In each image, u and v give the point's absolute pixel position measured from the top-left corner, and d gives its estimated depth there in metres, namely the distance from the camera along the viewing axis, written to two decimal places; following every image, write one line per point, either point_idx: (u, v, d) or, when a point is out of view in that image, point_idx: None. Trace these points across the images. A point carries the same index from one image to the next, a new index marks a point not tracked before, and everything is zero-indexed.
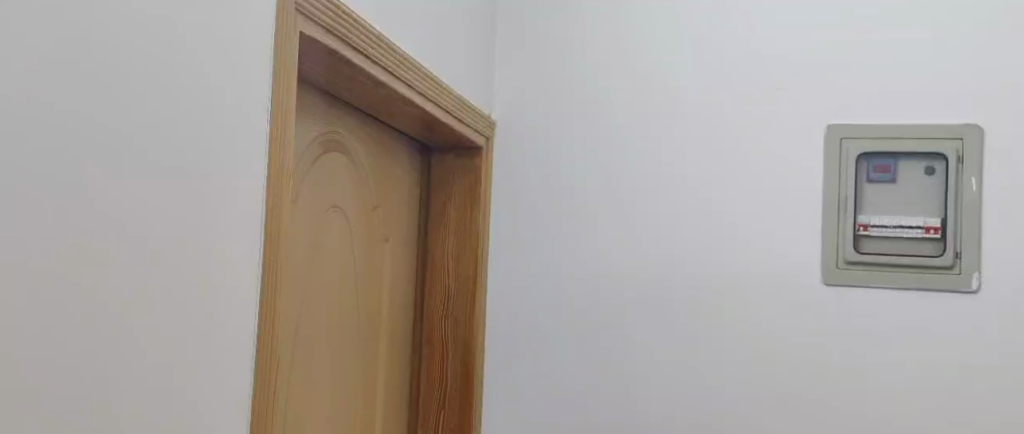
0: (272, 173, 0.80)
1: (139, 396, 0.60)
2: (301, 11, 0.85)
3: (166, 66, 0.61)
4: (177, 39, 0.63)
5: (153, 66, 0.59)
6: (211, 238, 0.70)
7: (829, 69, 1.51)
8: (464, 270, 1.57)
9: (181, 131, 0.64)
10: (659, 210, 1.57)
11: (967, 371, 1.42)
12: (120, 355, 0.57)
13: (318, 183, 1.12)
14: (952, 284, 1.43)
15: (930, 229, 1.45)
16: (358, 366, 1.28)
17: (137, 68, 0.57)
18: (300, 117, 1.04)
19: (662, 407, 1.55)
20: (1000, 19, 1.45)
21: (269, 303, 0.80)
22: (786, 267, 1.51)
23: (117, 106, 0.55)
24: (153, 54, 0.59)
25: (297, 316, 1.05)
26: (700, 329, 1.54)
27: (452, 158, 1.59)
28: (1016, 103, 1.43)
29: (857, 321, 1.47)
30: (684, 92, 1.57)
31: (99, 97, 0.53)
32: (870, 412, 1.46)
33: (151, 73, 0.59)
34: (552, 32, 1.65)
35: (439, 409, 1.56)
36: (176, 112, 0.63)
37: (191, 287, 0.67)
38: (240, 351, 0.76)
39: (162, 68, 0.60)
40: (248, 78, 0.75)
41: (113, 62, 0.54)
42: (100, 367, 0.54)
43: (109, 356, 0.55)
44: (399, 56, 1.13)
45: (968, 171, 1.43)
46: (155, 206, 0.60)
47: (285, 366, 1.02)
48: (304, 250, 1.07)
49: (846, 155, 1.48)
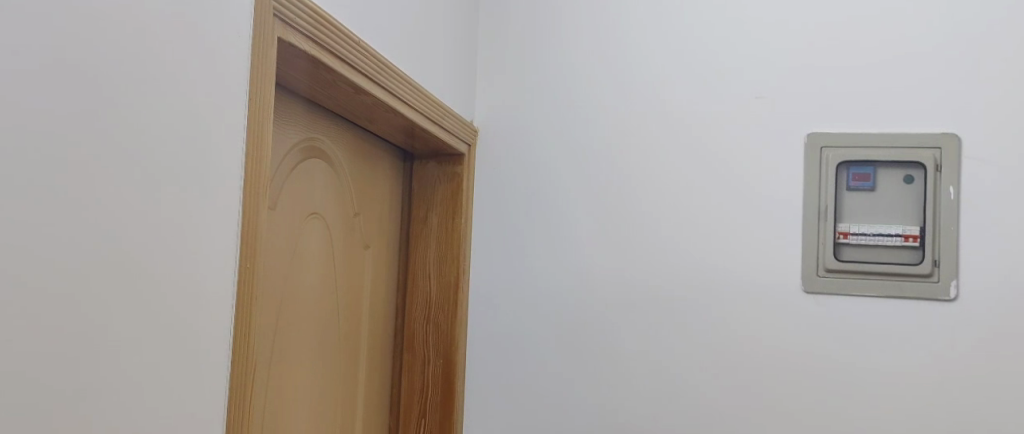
0: (249, 181, 0.79)
1: (107, 405, 0.59)
2: (279, 15, 0.84)
3: (136, 72, 0.60)
4: (149, 42, 0.62)
5: (126, 69, 0.59)
6: (184, 243, 0.69)
7: (810, 76, 1.52)
8: (445, 277, 1.56)
9: (154, 134, 0.63)
10: (642, 214, 1.57)
11: (945, 378, 1.43)
12: (86, 361, 0.56)
13: (296, 189, 1.10)
14: (931, 293, 1.44)
15: (908, 238, 1.46)
16: (337, 375, 1.27)
17: (105, 74, 0.57)
18: (279, 123, 1.03)
19: (645, 414, 1.54)
20: (977, 28, 1.46)
21: (244, 313, 0.79)
22: (767, 273, 1.51)
23: (84, 112, 0.54)
24: (124, 56, 0.59)
25: (274, 322, 1.04)
26: (681, 336, 1.54)
27: (434, 166, 1.58)
28: (992, 112, 1.45)
29: (836, 328, 1.48)
30: (669, 96, 1.58)
31: (67, 99, 0.52)
32: (850, 418, 1.46)
33: (120, 78, 0.58)
34: (536, 38, 1.65)
35: (420, 418, 1.55)
36: (147, 118, 0.62)
37: (166, 292, 0.66)
38: (215, 360, 0.74)
39: (132, 72, 0.60)
40: (226, 83, 0.74)
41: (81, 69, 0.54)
42: (63, 372, 0.53)
43: (71, 363, 0.54)
44: (379, 63, 1.12)
45: (947, 180, 1.45)
46: (122, 208, 0.59)
47: (262, 371, 1.00)
48: (283, 256, 1.06)
49: (826, 163, 1.49)
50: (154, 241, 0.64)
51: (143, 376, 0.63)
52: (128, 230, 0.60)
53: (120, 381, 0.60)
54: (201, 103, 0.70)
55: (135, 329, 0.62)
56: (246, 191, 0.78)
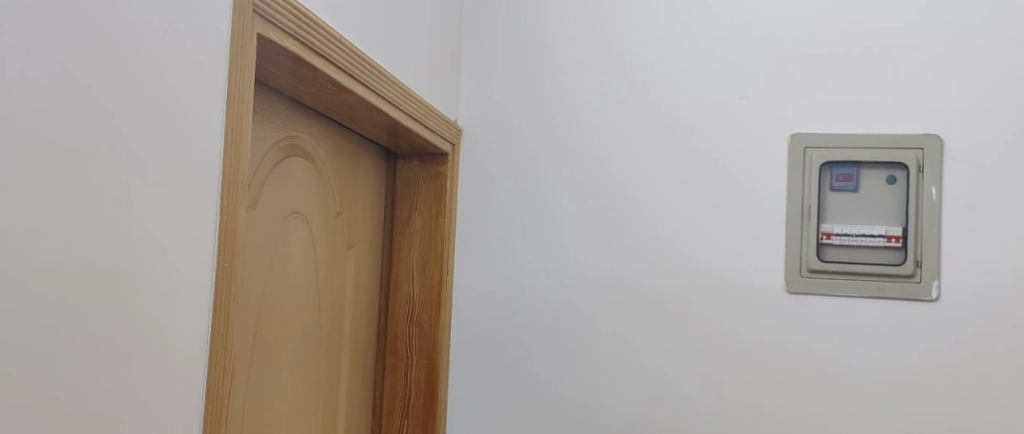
0: (227, 181, 0.77)
1: (77, 406, 0.57)
2: (260, 13, 0.83)
3: (109, 67, 0.59)
4: (122, 37, 0.61)
5: (99, 65, 0.58)
6: (159, 241, 0.67)
7: (795, 77, 1.53)
8: (428, 277, 1.55)
9: (128, 132, 0.62)
10: (627, 213, 1.57)
11: (926, 376, 1.44)
12: (58, 360, 0.55)
13: (278, 189, 1.09)
14: (912, 293, 1.44)
15: (891, 238, 1.47)
16: (318, 377, 1.25)
17: (75, 69, 0.55)
18: (259, 121, 1.01)
19: (628, 413, 1.54)
20: (961, 29, 1.47)
21: (223, 314, 0.77)
22: (751, 273, 1.51)
23: (56, 108, 0.53)
24: (99, 52, 0.58)
25: (253, 323, 1.03)
26: (665, 335, 1.54)
27: (418, 165, 1.57)
28: (974, 114, 1.45)
29: (819, 328, 1.48)
30: (656, 94, 1.58)
31: (40, 95, 0.51)
32: (831, 417, 1.47)
33: (90, 72, 0.57)
34: (523, 35, 1.64)
35: (403, 418, 1.54)
36: (122, 115, 0.61)
37: (142, 292, 0.65)
38: (191, 362, 0.73)
39: (103, 67, 0.58)
40: (204, 81, 0.73)
41: (51, 63, 0.52)
42: (31, 371, 0.52)
43: (40, 363, 0.53)
44: (363, 62, 1.11)
45: (929, 181, 1.45)
46: (92, 205, 0.58)
47: (240, 371, 0.99)
48: (263, 254, 1.05)
49: (809, 164, 1.50)
50: (128, 239, 0.63)
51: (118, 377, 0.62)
52: (99, 228, 0.59)
53: (97, 380, 0.59)
54: (178, 101, 0.69)
55: (110, 330, 0.61)
56: (224, 191, 0.77)
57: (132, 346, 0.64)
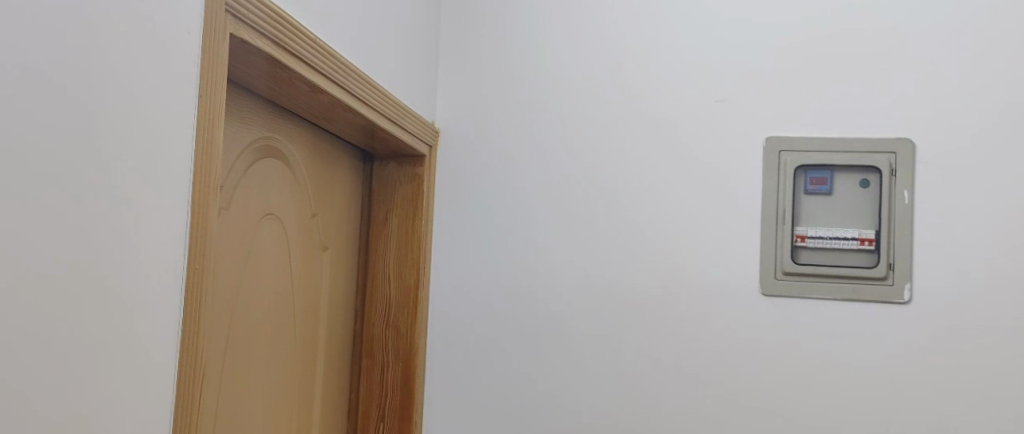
0: (199, 184, 0.75)
1: (53, 406, 0.57)
2: (232, 12, 0.81)
3: (79, 62, 0.58)
4: (92, 33, 0.59)
5: (70, 60, 0.57)
6: (128, 244, 0.66)
7: (772, 79, 1.54)
8: (404, 279, 1.54)
9: (98, 131, 0.61)
10: (605, 213, 1.57)
11: (899, 378, 1.45)
12: (29, 360, 0.54)
13: (251, 190, 1.08)
14: (885, 295, 1.46)
15: (864, 241, 1.49)
16: (292, 380, 1.24)
17: (44, 64, 0.54)
18: (232, 122, 1.00)
19: (605, 413, 1.54)
20: (934, 33, 1.49)
21: (194, 319, 0.76)
22: (727, 275, 1.52)
23: (26, 102, 0.52)
24: (70, 48, 0.57)
25: (226, 326, 1.01)
26: (640, 336, 1.54)
27: (395, 167, 1.57)
28: (948, 118, 1.47)
29: (794, 330, 1.50)
30: (637, 91, 1.58)
31: (11, 86, 0.50)
32: (805, 417, 1.48)
33: (60, 69, 0.56)
34: (504, 34, 1.64)
35: (379, 421, 1.53)
36: (93, 110, 0.60)
37: (111, 293, 0.64)
38: (159, 369, 0.71)
39: (73, 63, 0.57)
40: (175, 80, 0.71)
41: (23, 56, 0.52)
42: (5, 369, 0.51)
43: (11, 362, 0.52)
44: (338, 62, 1.10)
45: (901, 184, 1.47)
46: (65, 202, 0.57)
47: (212, 372, 0.98)
48: (237, 256, 1.04)
49: (784, 166, 1.51)
50: (98, 239, 0.62)
51: (89, 376, 0.61)
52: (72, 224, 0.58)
53: (67, 378, 0.58)
54: (149, 100, 0.68)
55: (79, 331, 0.60)
56: (195, 194, 0.75)
57: (103, 348, 0.63)
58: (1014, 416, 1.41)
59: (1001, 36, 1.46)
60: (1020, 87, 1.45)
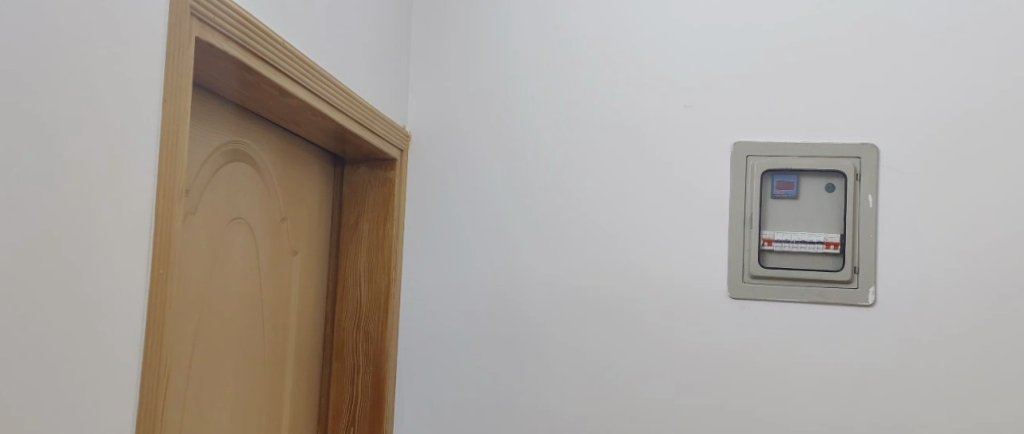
0: (163, 189, 0.74)
1: (26, 407, 0.57)
2: (198, 16, 0.80)
3: (50, 65, 0.58)
4: (60, 33, 0.59)
5: (42, 62, 0.57)
6: (97, 248, 0.65)
7: (738, 84, 1.56)
8: (376, 282, 1.54)
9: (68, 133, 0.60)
10: (574, 217, 1.58)
11: (861, 379, 1.48)
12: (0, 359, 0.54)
13: (218, 193, 1.07)
14: (850, 298, 1.48)
15: (830, 245, 1.51)
16: (260, 385, 1.22)
17: (14, 62, 0.54)
18: (197, 126, 0.99)
19: (574, 415, 1.55)
20: (897, 40, 1.52)
21: (157, 325, 0.74)
22: (695, 278, 1.54)
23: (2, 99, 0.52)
24: (42, 50, 0.57)
25: (193, 329, 1.00)
26: (607, 338, 1.55)
27: (365, 171, 1.56)
28: (909, 123, 1.50)
29: (761, 332, 1.51)
30: (605, 97, 1.59)
31: None
32: (771, 417, 1.49)
33: (32, 68, 0.56)
34: (474, 40, 1.64)
35: (349, 424, 1.52)
36: (62, 111, 0.60)
37: (78, 294, 0.63)
38: (123, 374, 0.70)
39: (45, 66, 0.57)
40: (143, 86, 0.71)
41: None
42: None
43: None
44: (306, 65, 1.09)
45: (865, 188, 1.50)
46: (38, 206, 0.57)
47: (178, 376, 0.97)
48: (204, 258, 1.03)
49: (751, 171, 1.53)
50: (69, 240, 0.61)
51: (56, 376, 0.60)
52: (49, 229, 0.59)
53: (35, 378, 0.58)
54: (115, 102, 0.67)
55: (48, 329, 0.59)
56: (159, 199, 0.74)
57: (72, 349, 0.63)
58: (972, 415, 1.44)
59: (960, 44, 1.50)
60: (976, 93, 1.49)
